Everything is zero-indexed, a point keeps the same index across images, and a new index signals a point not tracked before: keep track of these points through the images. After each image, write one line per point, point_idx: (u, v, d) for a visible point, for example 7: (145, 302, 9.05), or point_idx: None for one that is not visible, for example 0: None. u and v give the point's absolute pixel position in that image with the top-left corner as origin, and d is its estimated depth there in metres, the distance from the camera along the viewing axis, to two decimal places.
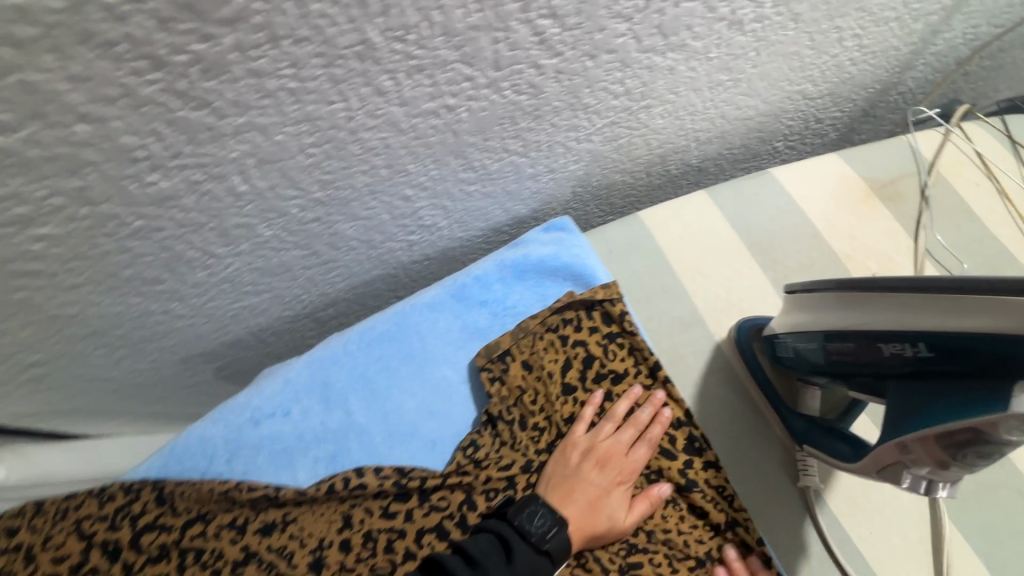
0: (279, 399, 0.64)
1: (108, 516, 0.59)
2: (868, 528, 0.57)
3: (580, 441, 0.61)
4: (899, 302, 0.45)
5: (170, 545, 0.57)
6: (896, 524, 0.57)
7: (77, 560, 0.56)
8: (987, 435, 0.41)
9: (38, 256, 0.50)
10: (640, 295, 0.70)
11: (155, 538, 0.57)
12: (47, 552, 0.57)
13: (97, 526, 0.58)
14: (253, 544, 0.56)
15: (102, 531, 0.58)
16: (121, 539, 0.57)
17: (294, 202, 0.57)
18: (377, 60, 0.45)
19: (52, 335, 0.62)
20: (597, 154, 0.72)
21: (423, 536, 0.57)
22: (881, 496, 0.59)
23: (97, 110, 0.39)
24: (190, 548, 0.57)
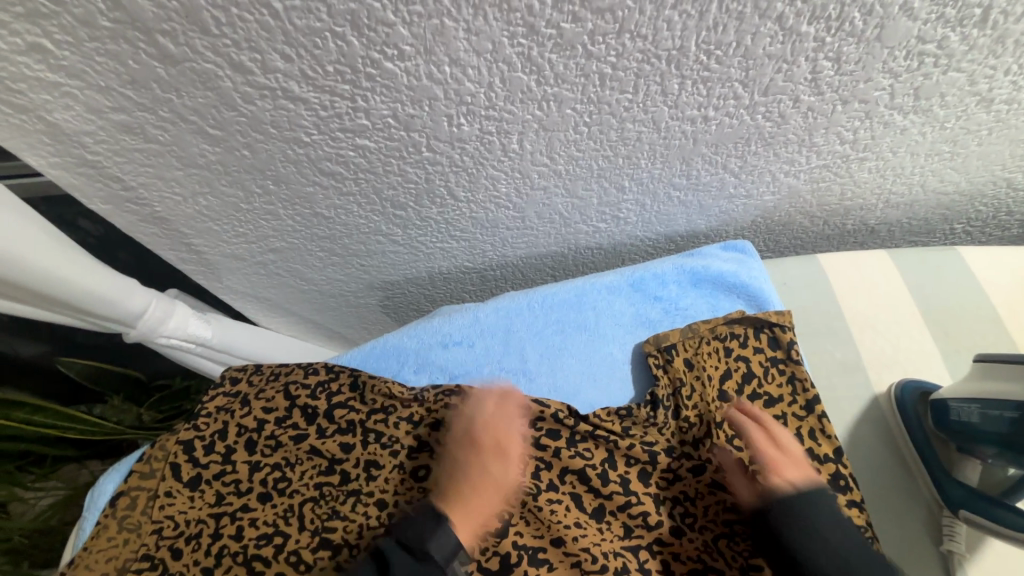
0: (467, 332, 0.72)
1: (309, 386, 0.68)
2: None
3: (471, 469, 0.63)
4: None
5: (356, 422, 0.66)
6: None
7: (283, 414, 0.67)
8: None
9: (345, 161, 0.61)
10: (807, 330, 0.73)
11: (344, 413, 0.67)
12: (260, 402, 0.68)
13: (299, 390, 0.68)
14: (424, 436, 0.65)
15: (303, 396, 0.68)
16: (317, 407, 0.67)
17: (539, 168, 0.65)
18: (681, 65, 0.52)
19: (302, 230, 0.74)
20: (795, 192, 0.76)
21: (566, 474, 0.63)
22: None
23: (468, 57, 0.49)
24: (372, 429, 0.66)
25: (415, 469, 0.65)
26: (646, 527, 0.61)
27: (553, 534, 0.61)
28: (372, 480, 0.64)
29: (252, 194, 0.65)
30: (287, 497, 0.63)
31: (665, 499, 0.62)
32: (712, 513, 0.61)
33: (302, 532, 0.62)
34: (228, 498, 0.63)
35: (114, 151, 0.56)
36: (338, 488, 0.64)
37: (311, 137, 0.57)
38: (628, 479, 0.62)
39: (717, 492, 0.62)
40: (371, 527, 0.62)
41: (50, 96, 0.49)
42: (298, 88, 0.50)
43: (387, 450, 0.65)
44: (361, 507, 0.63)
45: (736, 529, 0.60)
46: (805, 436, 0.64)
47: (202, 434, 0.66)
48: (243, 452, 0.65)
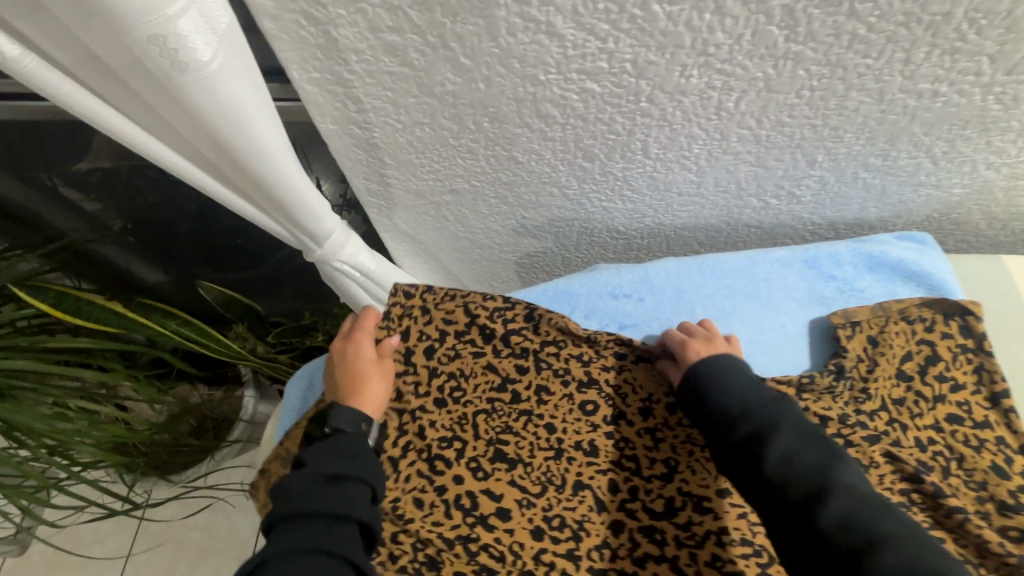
0: (637, 286, 0.75)
1: (488, 308, 0.70)
2: None
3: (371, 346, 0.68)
4: None
5: (531, 350, 0.70)
6: None
7: (462, 329, 0.70)
8: None
9: (565, 103, 0.64)
10: (994, 329, 0.71)
11: (520, 339, 0.69)
12: (440, 313, 0.70)
13: (479, 311, 0.70)
14: (596, 373, 0.69)
15: (483, 317, 0.70)
16: (494, 330, 0.69)
17: (742, 131, 0.67)
18: (937, 33, 0.52)
19: (489, 173, 0.78)
20: (988, 187, 0.74)
21: None
22: None
23: (733, 6, 0.51)
24: (545, 359, 0.70)
25: (582, 403, 0.68)
26: None
27: (714, 482, 0.64)
28: (543, 404, 0.68)
29: (464, 130, 0.70)
30: (462, 405, 0.68)
31: None
32: (889, 481, 0.60)
33: (478, 441, 0.66)
34: (406, 397, 0.67)
35: (369, 72, 0.62)
36: (510, 406, 0.68)
37: (547, 76, 0.61)
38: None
39: (894, 461, 0.61)
40: (542, 448, 0.66)
41: (346, 12, 0.54)
42: (562, 24, 0.54)
43: (559, 379, 0.69)
44: (532, 426, 0.67)
45: (913, 498, 0.60)
46: (988, 426, 0.63)
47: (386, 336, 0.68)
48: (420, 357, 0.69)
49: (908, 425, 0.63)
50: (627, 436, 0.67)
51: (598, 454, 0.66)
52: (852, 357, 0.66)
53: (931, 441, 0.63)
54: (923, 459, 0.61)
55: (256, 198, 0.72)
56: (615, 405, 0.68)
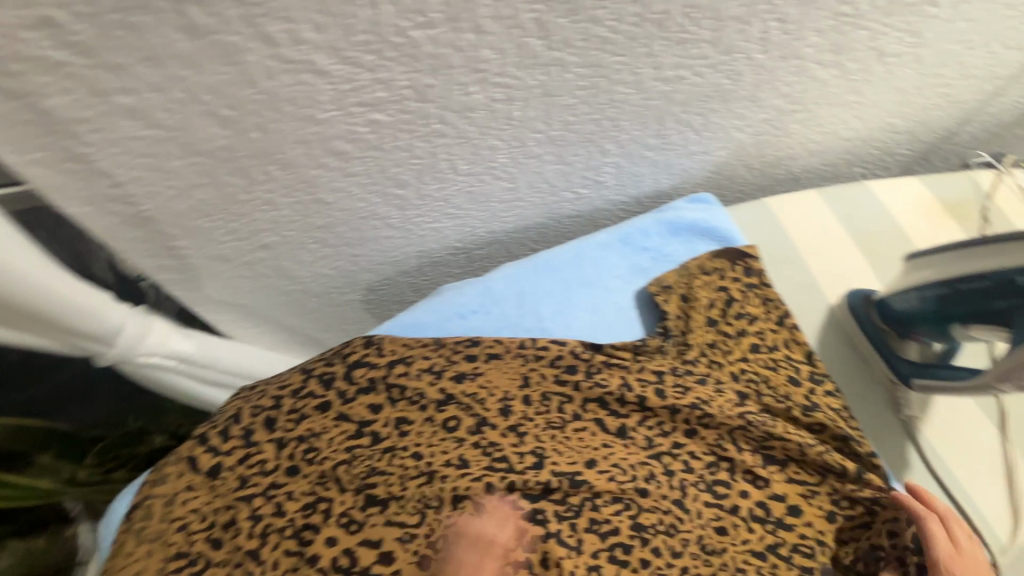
0: (481, 300, 0.75)
1: (326, 357, 0.68)
2: (963, 458, 0.71)
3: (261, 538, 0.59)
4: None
5: (378, 379, 0.67)
6: (980, 455, 0.71)
7: (298, 386, 0.66)
8: None
9: (356, 137, 0.61)
10: (772, 260, 0.85)
11: (365, 372, 0.67)
12: (274, 383, 0.67)
13: (315, 363, 0.68)
14: (449, 386, 0.67)
15: (320, 366, 0.67)
16: (335, 371, 0.67)
17: (536, 135, 0.70)
18: (664, 28, 0.60)
19: (299, 220, 0.72)
20: (741, 146, 0.88)
21: (588, 403, 0.69)
22: (971, 433, 0.73)
23: (488, 24, 0.53)
24: (396, 383, 0.67)
25: (444, 421, 0.66)
26: (663, 436, 0.68)
27: (582, 456, 0.66)
28: (404, 435, 0.65)
29: (254, 182, 0.63)
30: (318, 464, 0.63)
31: (680, 408, 0.68)
32: (725, 414, 0.68)
33: (345, 493, 0.62)
34: (252, 479, 0.61)
35: (109, 140, 0.52)
36: (371, 448, 0.64)
37: (326, 114, 0.57)
38: (644, 396, 0.68)
39: (721, 394, 0.69)
40: (411, 477, 0.63)
41: (49, 78, 0.45)
42: (324, 60, 0.51)
43: (415, 404, 0.66)
44: (398, 459, 0.64)
45: (748, 420, 0.68)
46: (782, 346, 0.75)
47: (214, 423, 0.63)
48: (261, 432, 0.63)
49: (723, 363, 0.73)
50: (494, 440, 0.66)
51: (470, 465, 0.63)
52: (673, 317, 0.75)
53: (743, 370, 0.73)
54: (738, 387, 0.72)
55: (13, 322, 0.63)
56: (476, 414, 0.67)
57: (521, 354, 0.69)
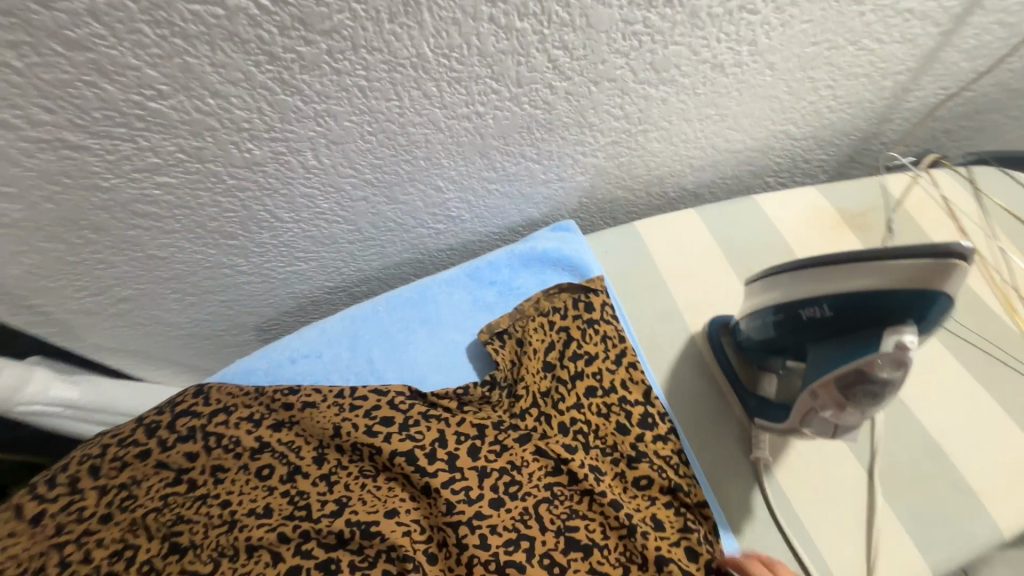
0: (315, 343, 0.76)
1: (160, 405, 0.71)
2: (813, 503, 0.65)
3: None
4: (807, 275, 0.55)
5: (197, 428, 0.68)
6: (832, 500, 0.65)
7: (125, 434, 0.69)
8: (869, 375, 0.50)
9: (154, 199, 0.65)
10: (630, 287, 0.81)
11: (187, 421, 0.68)
12: (111, 431, 0.70)
13: (148, 411, 0.70)
14: (265, 436, 0.68)
15: (151, 415, 0.69)
16: (162, 421, 0.69)
17: (349, 180, 0.71)
18: (427, 70, 0.59)
19: (144, 274, 0.77)
20: (602, 169, 0.85)
21: (394, 458, 0.64)
22: (823, 475, 0.67)
23: (223, 87, 0.54)
24: (213, 432, 0.68)
25: (257, 469, 0.66)
26: (467, 501, 0.61)
27: (386, 505, 0.64)
28: (218, 483, 0.66)
29: (76, 245, 0.68)
30: (130, 512, 0.65)
31: (490, 471, 0.63)
32: (536, 479, 0.64)
33: (152, 541, 0.64)
34: (67, 526, 0.64)
35: None
36: (185, 496, 0.66)
37: (109, 182, 0.61)
38: (454, 454, 0.64)
39: (540, 457, 0.65)
40: (214, 525, 0.64)
41: None
42: (74, 136, 0.55)
43: (231, 453, 0.67)
44: (206, 507, 0.65)
45: (555, 492, 0.63)
46: (617, 388, 0.69)
47: (52, 470, 0.68)
48: (87, 479, 0.66)
49: (553, 413, 0.68)
50: (303, 489, 0.66)
51: (269, 515, 0.64)
52: (502, 365, 0.71)
53: (574, 420, 0.67)
54: (564, 441, 0.66)
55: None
56: (291, 462, 0.67)
57: (337, 404, 0.68)
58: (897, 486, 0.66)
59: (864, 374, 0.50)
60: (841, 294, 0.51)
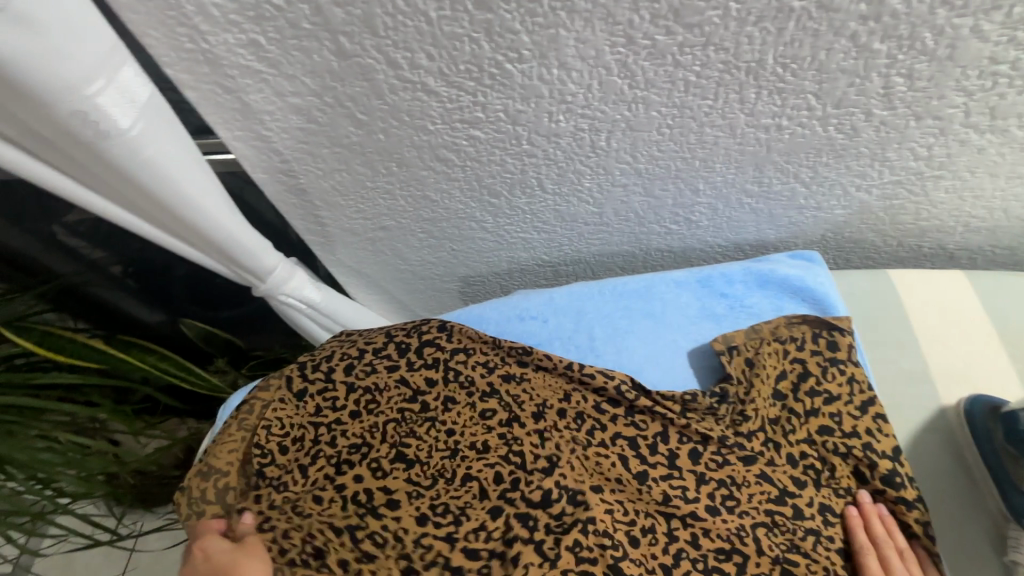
0: (542, 309, 0.81)
1: (405, 326, 0.79)
2: None
3: (337, 479, 0.71)
4: None
5: (441, 359, 0.75)
6: None
7: (379, 346, 0.77)
8: None
9: (458, 148, 0.73)
10: (874, 337, 0.76)
11: (431, 350, 0.76)
12: (363, 337, 0.79)
13: (397, 330, 0.78)
14: (496, 384, 0.73)
15: (399, 334, 0.77)
16: (409, 343, 0.76)
17: (622, 166, 0.74)
18: (758, 76, 0.59)
19: (411, 211, 0.87)
20: (866, 207, 0.80)
21: (617, 438, 0.69)
22: None
23: (572, 62, 0.59)
24: (453, 367, 0.74)
25: (481, 410, 0.72)
26: (683, 499, 0.64)
27: (591, 479, 0.67)
28: (446, 411, 0.73)
29: (378, 174, 0.79)
30: (373, 415, 0.73)
31: (709, 480, 0.65)
32: (755, 501, 0.63)
33: (383, 445, 0.72)
34: (324, 410, 0.74)
35: (283, 128, 0.71)
36: (416, 414, 0.73)
37: (435, 126, 0.69)
38: (675, 454, 0.67)
39: (763, 483, 0.64)
40: (438, 449, 0.71)
41: (250, 80, 0.64)
42: (434, 82, 0.63)
43: (463, 389, 0.73)
44: (434, 431, 0.72)
45: (775, 519, 0.62)
46: (862, 434, 0.65)
47: (313, 357, 0.79)
48: (339, 373, 0.76)
49: (782, 442, 0.66)
50: (518, 437, 0.70)
51: (488, 451, 0.69)
52: (734, 381, 0.70)
53: (804, 454, 0.65)
54: (793, 474, 0.64)
55: (203, 249, 0.84)
56: (511, 412, 0.71)
57: (566, 375, 0.72)
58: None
59: None
60: None
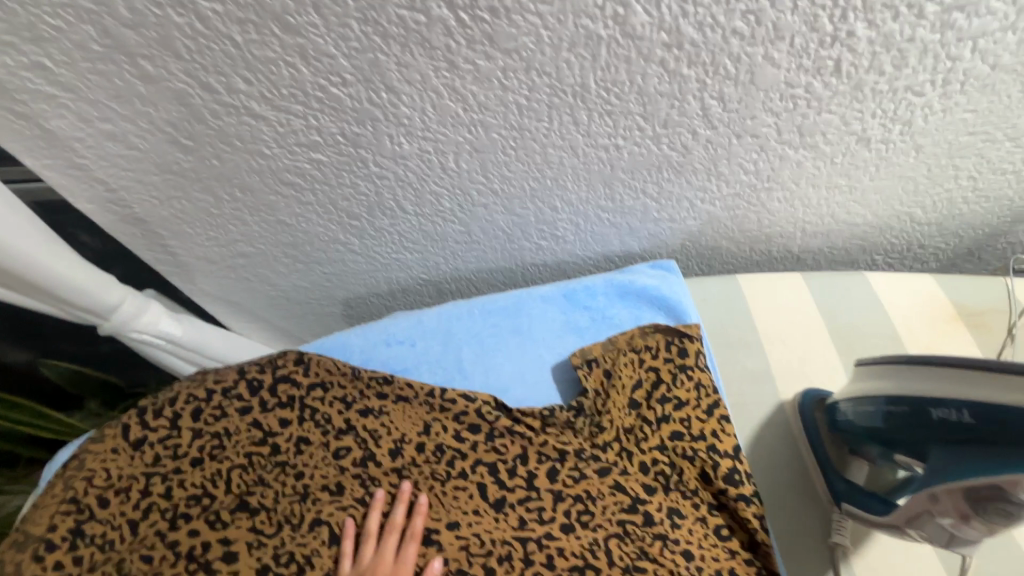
0: (410, 332, 0.79)
1: (260, 362, 0.75)
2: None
3: (170, 536, 0.66)
4: (952, 374, 0.52)
5: (296, 397, 0.72)
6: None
7: (228, 385, 0.73)
8: (1006, 493, 0.48)
9: (302, 172, 0.69)
10: (722, 340, 0.82)
11: (287, 387, 0.73)
12: (213, 376, 0.74)
13: (250, 367, 0.74)
14: (354, 418, 0.71)
15: (253, 371, 0.73)
16: (263, 380, 0.73)
17: (477, 186, 0.74)
18: (585, 99, 0.61)
19: (269, 237, 0.82)
20: (714, 218, 0.85)
21: (477, 464, 0.68)
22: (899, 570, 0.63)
23: (399, 85, 0.58)
24: (309, 405, 0.72)
25: (337, 449, 0.69)
26: (539, 521, 0.66)
27: (449, 515, 0.67)
28: (298, 455, 0.70)
29: (222, 201, 0.74)
30: (217, 462, 0.69)
31: (565, 496, 0.66)
32: (609, 513, 0.66)
33: (227, 495, 0.68)
34: (163, 459, 0.69)
35: (99, 155, 0.65)
36: (265, 460, 0.69)
37: (271, 151, 0.66)
38: (534, 474, 0.68)
39: (617, 493, 0.66)
40: (285, 495, 0.67)
41: (46, 106, 0.58)
42: (258, 107, 0.59)
43: (319, 428, 0.71)
44: (283, 476, 0.68)
45: (627, 529, 0.65)
46: (707, 436, 0.68)
47: (156, 400, 0.72)
48: (186, 418, 0.71)
49: (635, 451, 0.69)
50: (375, 476, 0.69)
51: (342, 494, 0.67)
52: (590, 394, 0.72)
53: (655, 461, 0.68)
54: (643, 482, 0.67)
55: (20, 288, 0.75)
56: (368, 449, 0.70)
57: (427, 403, 0.71)
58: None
59: (1001, 492, 0.48)
60: (983, 403, 0.48)
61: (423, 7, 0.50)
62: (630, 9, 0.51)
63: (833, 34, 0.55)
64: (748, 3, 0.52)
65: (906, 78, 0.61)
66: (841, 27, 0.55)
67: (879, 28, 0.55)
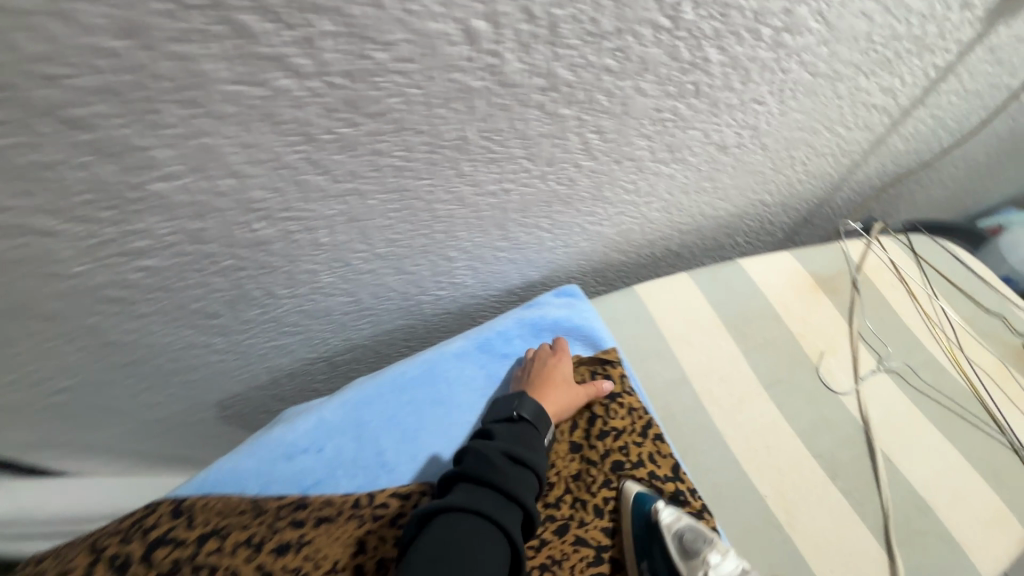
0: (314, 436, 0.68)
1: (123, 530, 0.60)
2: (824, 552, 0.69)
3: None
4: None
5: (183, 560, 0.58)
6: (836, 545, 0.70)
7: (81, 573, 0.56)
8: None
9: (129, 283, 0.54)
10: (638, 356, 0.84)
11: (168, 551, 0.58)
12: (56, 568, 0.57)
13: (109, 539, 0.59)
14: (268, 564, 0.58)
15: (114, 544, 0.58)
16: (131, 552, 0.58)
17: (360, 255, 0.65)
18: (467, 151, 0.56)
19: (96, 362, 0.64)
20: (604, 236, 0.86)
21: None
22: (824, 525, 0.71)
23: (244, 168, 0.47)
24: (203, 564, 0.58)
25: None
26: None
27: None
28: None
29: (15, 338, 0.55)
30: None
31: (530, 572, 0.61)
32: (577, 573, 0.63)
33: None
34: None
35: None
36: None
37: (77, 268, 0.50)
38: None
39: (580, 547, 0.64)
40: None
41: None
42: (45, 221, 0.44)
43: None
44: None
45: None
46: (646, 462, 0.71)
47: None
48: None
49: (587, 497, 0.68)
50: None
51: None
52: None
53: (608, 501, 0.68)
54: (602, 525, 0.66)
55: None
56: None
57: (356, 516, 0.63)
58: (846, 484, 0.76)
59: None
60: None
61: (260, 79, 0.40)
62: (502, 58, 0.47)
63: (691, 61, 0.57)
64: (616, 41, 0.51)
65: (751, 92, 0.66)
66: (697, 54, 0.57)
67: (728, 51, 0.58)
